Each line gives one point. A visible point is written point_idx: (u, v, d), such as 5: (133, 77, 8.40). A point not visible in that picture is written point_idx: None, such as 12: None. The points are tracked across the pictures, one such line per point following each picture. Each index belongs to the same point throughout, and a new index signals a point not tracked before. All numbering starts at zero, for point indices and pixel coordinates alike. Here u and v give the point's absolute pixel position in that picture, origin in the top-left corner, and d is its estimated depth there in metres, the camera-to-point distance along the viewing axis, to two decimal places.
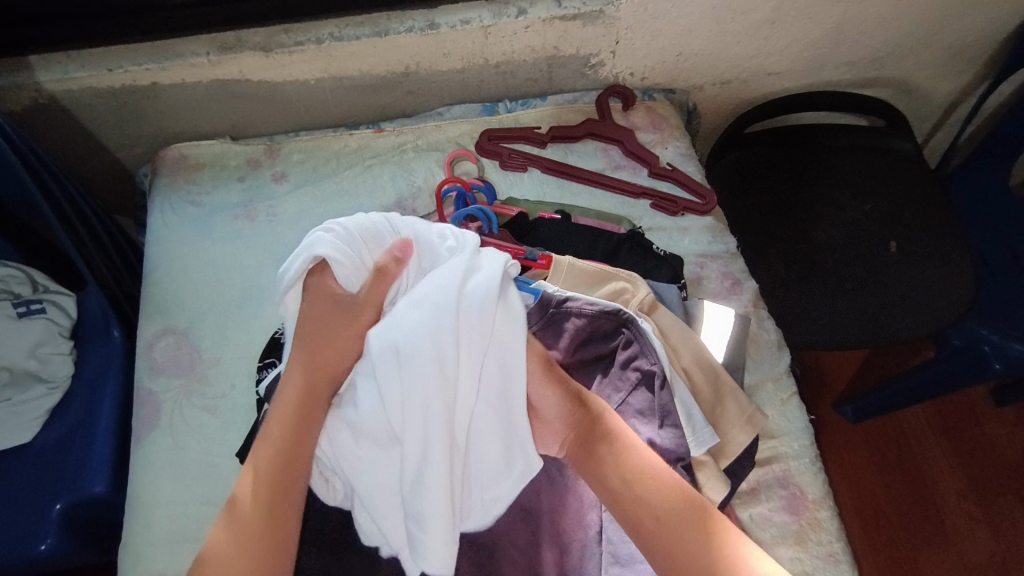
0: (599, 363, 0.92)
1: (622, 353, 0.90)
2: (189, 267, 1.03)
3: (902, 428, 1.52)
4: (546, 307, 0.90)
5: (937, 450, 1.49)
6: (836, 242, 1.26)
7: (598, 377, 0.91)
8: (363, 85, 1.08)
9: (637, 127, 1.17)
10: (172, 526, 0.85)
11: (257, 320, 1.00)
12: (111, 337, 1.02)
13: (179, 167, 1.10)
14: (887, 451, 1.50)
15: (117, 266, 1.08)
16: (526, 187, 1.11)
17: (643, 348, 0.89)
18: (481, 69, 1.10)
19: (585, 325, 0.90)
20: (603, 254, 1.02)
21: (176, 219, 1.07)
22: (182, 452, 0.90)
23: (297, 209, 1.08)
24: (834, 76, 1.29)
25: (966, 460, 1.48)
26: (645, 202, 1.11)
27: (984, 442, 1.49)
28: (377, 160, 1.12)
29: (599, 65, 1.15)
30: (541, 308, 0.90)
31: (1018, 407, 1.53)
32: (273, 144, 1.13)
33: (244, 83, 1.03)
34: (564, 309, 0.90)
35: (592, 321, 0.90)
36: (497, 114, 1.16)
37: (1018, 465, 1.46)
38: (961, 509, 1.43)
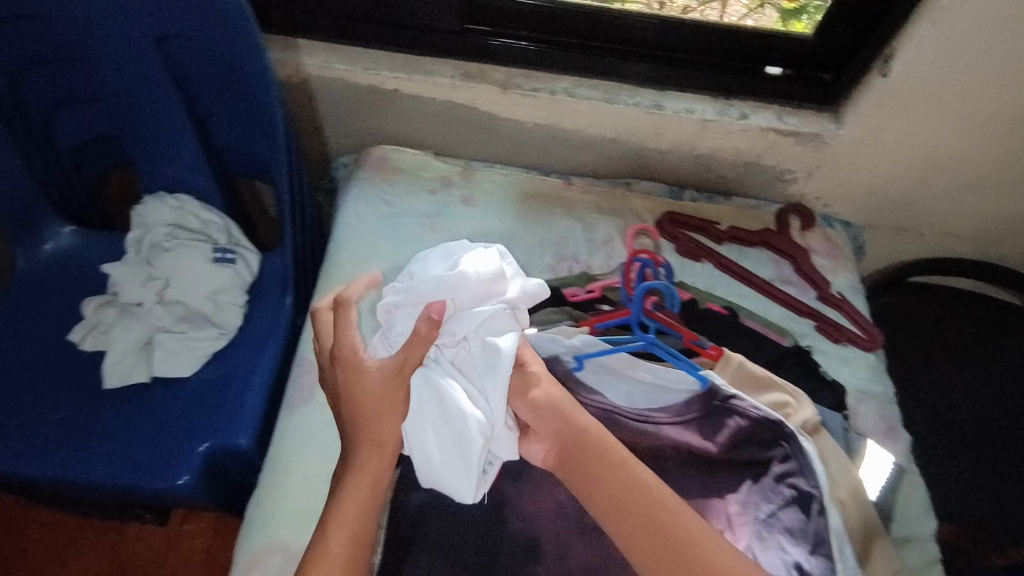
0: (749, 469, 0.90)
1: (776, 466, 0.88)
2: (370, 260, 1.08)
3: None
4: (710, 398, 0.92)
5: None
6: (984, 417, 1.20)
7: (748, 482, 0.88)
8: (572, 140, 1.13)
9: (812, 249, 1.19)
10: (308, 500, 0.86)
11: None
12: (284, 302, 1.04)
13: (381, 167, 1.16)
14: None
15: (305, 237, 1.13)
16: (696, 276, 1.13)
17: (802, 466, 0.88)
18: (684, 155, 1.15)
19: (745, 427, 0.90)
20: (765, 361, 1.02)
21: (368, 214, 1.13)
22: (330, 432, 0.91)
23: (479, 234, 1.13)
24: (1009, 252, 1.29)
25: None
26: (810, 322, 1.10)
27: None
28: (561, 211, 1.16)
29: (791, 181, 1.18)
30: (706, 399, 0.92)
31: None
32: (469, 169, 1.19)
33: (470, 110, 1.09)
34: (729, 406, 0.91)
35: (754, 425, 0.90)
36: (681, 199, 1.20)
37: None
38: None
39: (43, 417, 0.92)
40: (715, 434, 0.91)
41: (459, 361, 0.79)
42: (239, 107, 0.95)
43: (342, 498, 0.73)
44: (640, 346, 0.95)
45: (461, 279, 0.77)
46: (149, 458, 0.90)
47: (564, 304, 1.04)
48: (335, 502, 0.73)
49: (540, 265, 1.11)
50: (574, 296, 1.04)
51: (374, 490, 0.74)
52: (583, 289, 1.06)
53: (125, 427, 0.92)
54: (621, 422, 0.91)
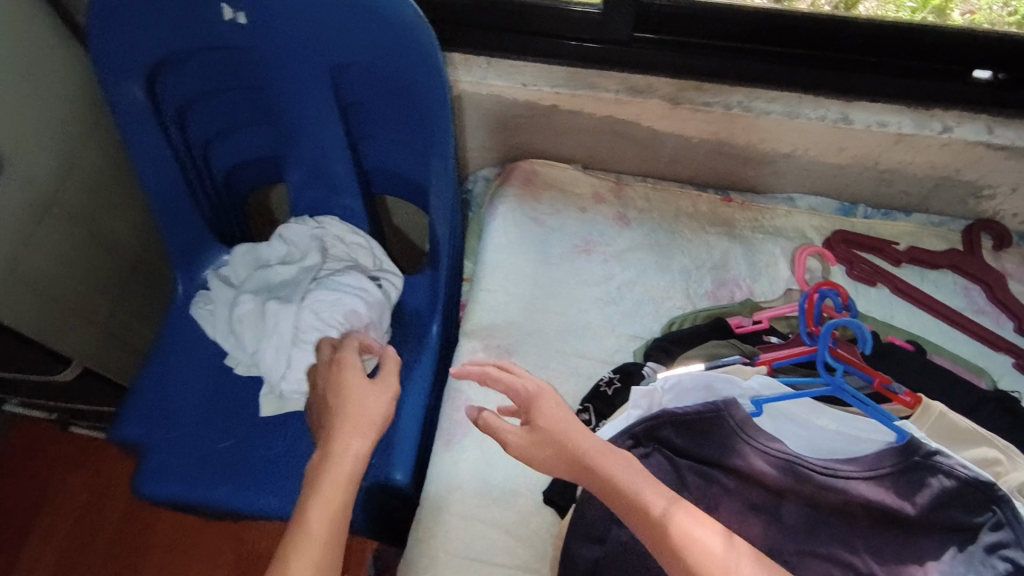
0: (953, 536, 0.79)
1: (984, 535, 0.77)
2: (520, 283, 1.04)
3: None
4: (908, 452, 0.82)
5: None
6: None
7: (953, 549, 0.78)
8: (738, 155, 1.04)
9: (1010, 274, 1.05)
10: (467, 542, 0.85)
11: (576, 358, 0.98)
12: (429, 332, 1.03)
13: (527, 183, 1.11)
14: None
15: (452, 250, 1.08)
16: (872, 304, 1.03)
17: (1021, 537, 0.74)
18: (864, 171, 1.03)
19: (947, 484, 0.80)
20: (961, 408, 0.91)
21: (515, 233, 1.07)
22: (489, 470, 0.89)
23: (632, 255, 1.06)
24: None
25: None
26: (1007, 359, 0.98)
27: None
28: (719, 230, 1.08)
29: (988, 197, 1.04)
30: (903, 453, 0.82)
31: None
32: (619, 183, 1.11)
33: (631, 126, 1.02)
34: (930, 464, 0.81)
35: (960, 487, 0.79)
36: (854, 217, 1.09)
37: None
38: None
39: (202, 437, 0.93)
40: (912, 492, 0.82)
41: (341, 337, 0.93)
42: (399, 133, 0.93)
43: (312, 485, 0.70)
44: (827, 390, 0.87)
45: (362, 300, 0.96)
46: None
47: (731, 336, 0.96)
48: (316, 485, 0.69)
49: (700, 291, 1.03)
50: (740, 327, 0.97)
51: (348, 482, 0.70)
52: (750, 318, 0.98)
53: (274, 458, 0.91)
54: (802, 476, 0.84)
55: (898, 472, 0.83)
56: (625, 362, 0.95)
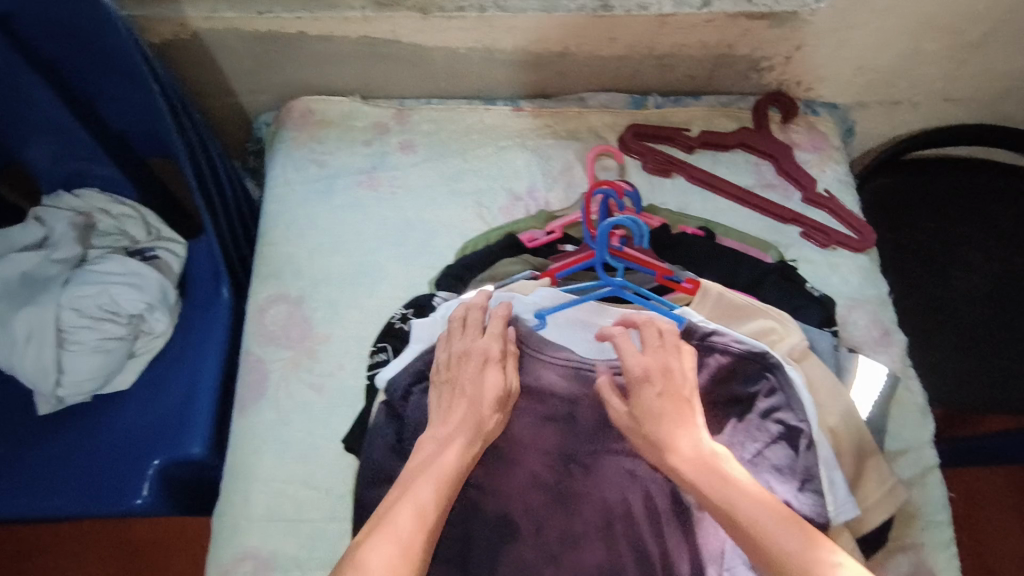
0: (731, 408, 0.84)
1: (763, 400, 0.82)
2: (307, 232, 0.98)
3: None
4: (688, 335, 0.83)
5: None
6: (979, 294, 1.18)
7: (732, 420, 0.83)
8: (513, 61, 0.99)
9: (796, 144, 1.06)
10: (269, 504, 0.85)
11: (370, 300, 0.95)
12: (219, 295, 0.97)
13: (304, 122, 1.03)
14: None
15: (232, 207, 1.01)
16: (668, 196, 1.02)
17: (790, 399, 0.81)
18: (643, 59, 1.00)
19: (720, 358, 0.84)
20: (745, 284, 0.94)
21: (297, 179, 1.01)
22: (287, 429, 0.88)
23: (422, 183, 1.02)
24: (1017, 110, 1.17)
25: None
26: (794, 229, 1.01)
27: None
28: (510, 142, 1.04)
29: (768, 69, 1.04)
30: (684, 339, 0.83)
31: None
32: (403, 109, 1.06)
33: (392, 44, 0.95)
34: (708, 344, 0.83)
35: (736, 361, 0.83)
36: (645, 108, 1.07)
37: None
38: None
39: None
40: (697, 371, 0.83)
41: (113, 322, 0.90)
42: (126, 86, 0.84)
43: (376, 525, 0.65)
44: (607, 292, 0.87)
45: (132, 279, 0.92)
46: (100, 484, 0.87)
47: (523, 252, 0.94)
48: (409, 487, 0.68)
49: (494, 209, 1.00)
50: (533, 241, 0.95)
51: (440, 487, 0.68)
52: (543, 231, 0.96)
53: (59, 458, 0.88)
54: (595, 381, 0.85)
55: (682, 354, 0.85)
56: (419, 296, 0.93)
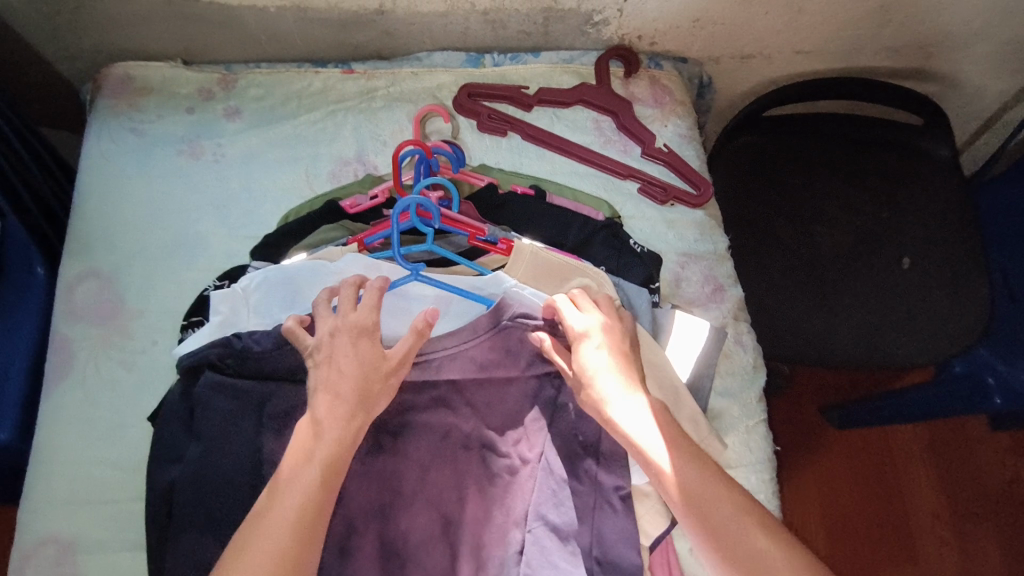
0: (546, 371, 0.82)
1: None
2: (122, 204, 0.95)
3: (888, 442, 1.51)
4: (498, 316, 0.79)
5: (918, 469, 1.49)
6: (841, 249, 1.15)
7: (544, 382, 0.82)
8: (331, 20, 0.97)
9: (637, 99, 1.03)
10: (73, 486, 0.82)
11: (188, 272, 0.92)
12: (35, 273, 0.96)
13: (122, 90, 1.00)
14: (867, 464, 1.50)
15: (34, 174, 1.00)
16: (502, 155, 1.00)
17: None
18: (467, 15, 0.98)
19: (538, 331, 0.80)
20: (575, 242, 0.91)
21: (113, 149, 0.97)
22: (93, 408, 0.85)
23: (246, 150, 0.98)
24: (873, 61, 1.15)
25: (947, 482, 1.48)
26: (632, 185, 0.99)
27: (972, 469, 1.49)
28: (340, 106, 1.01)
29: (602, 23, 1.01)
30: (494, 317, 0.79)
31: (1013, 434, 1.51)
32: (228, 75, 1.02)
33: (194, 3, 0.94)
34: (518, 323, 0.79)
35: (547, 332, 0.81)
36: (482, 67, 1.03)
37: (1002, 493, 1.47)
38: (928, 524, 1.45)
39: None
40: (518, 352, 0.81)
41: None
42: None
43: (258, 523, 0.60)
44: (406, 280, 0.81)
45: None
46: None
47: (344, 218, 0.91)
48: (290, 479, 0.62)
49: (320, 175, 0.97)
50: (354, 207, 0.92)
51: (322, 481, 0.63)
52: (367, 196, 0.93)
53: None
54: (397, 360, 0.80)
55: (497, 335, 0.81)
56: (234, 266, 0.90)
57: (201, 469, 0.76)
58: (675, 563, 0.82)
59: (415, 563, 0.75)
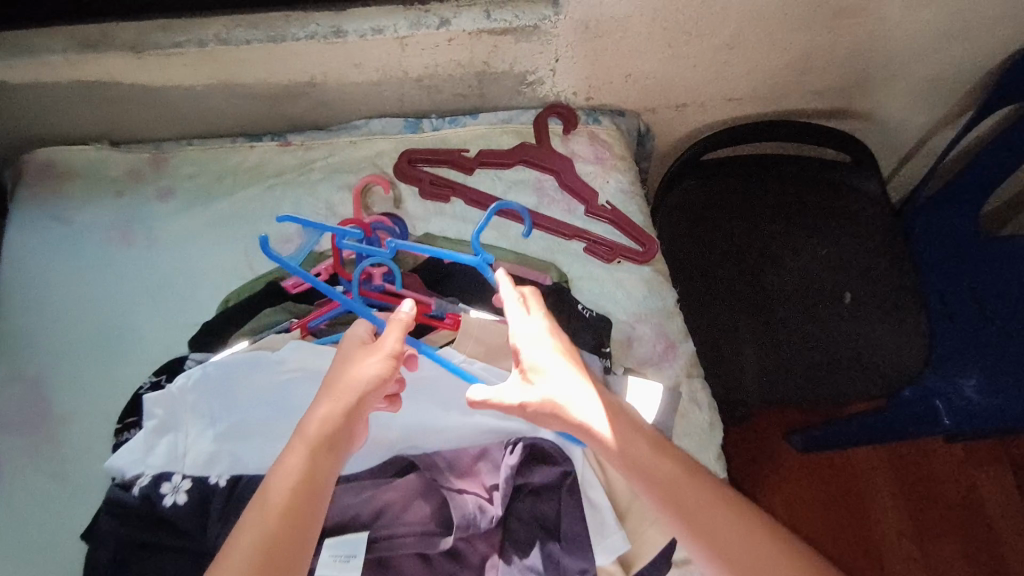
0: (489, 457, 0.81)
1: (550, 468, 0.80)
2: (49, 299, 0.90)
3: (849, 463, 1.53)
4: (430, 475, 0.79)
5: (881, 487, 1.51)
6: (787, 290, 1.17)
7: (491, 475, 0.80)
8: (261, 94, 0.94)
9: (578, 156, 1.04)
10: None
11: (122, 368, 0.87)
12: None
13: (45, 176, 0.96)
14: (833, 486, 1.51)
15: None
16: (446, 222, 0.98)
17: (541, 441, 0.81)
18: (401, 82, 0.96)
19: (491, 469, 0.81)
20: None
21: (38, 240, 0.93)
22: (21, 527, 0.79)
23: (181, 233, 0.95)
24: (802, 103, 1.17)
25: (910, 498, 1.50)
26: (578, 246, 0.98)
27: (931, 481, 1.52)
28: (278, 180, 0.98)
29: (537, 82, 1.01)
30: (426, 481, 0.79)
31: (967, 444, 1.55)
32: (160, 153, 0.99)
33: (115, 85, 0.90)
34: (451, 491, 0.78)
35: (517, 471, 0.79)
36: (420, 132, 1.02)
37: (960, 504, 1.50)
38: (896, 542, 1.47)
39: None
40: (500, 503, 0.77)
41: None
42: None
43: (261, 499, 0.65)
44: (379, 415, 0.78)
45: None
46: None
47: (286, 300, 0.89)
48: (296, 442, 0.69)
49: (260, 254, 0.94)
50: (297, 287, 0.89)
51: (309, 473, 0.67)
52: (311, 274, 0.91)
53: None
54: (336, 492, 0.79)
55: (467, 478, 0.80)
56: (172, 360, 0.86)
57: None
58: None
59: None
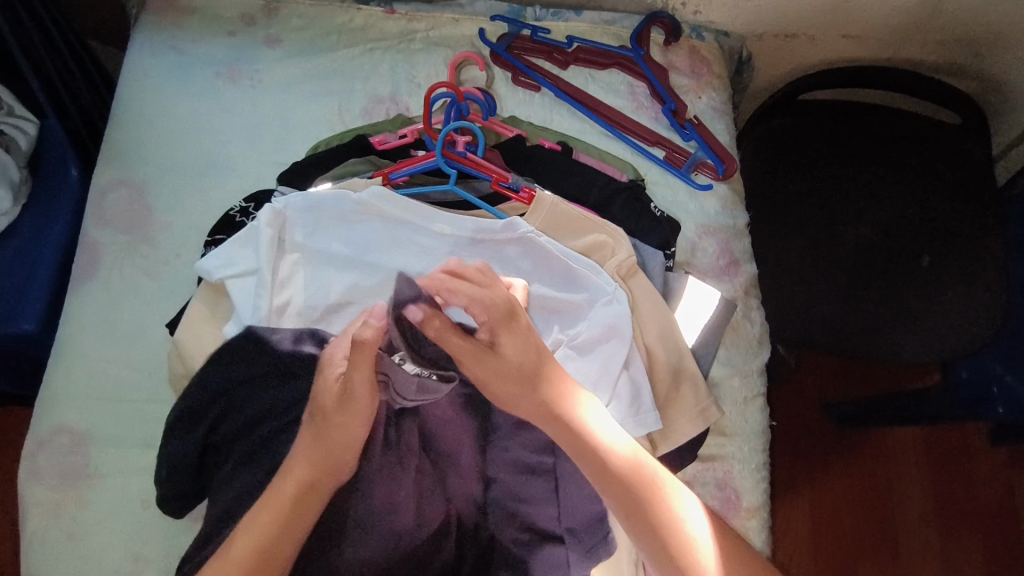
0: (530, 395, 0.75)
1: (596, 347, 0.80)
2: (156, 120, 0.97)
3: (885, 444, 1.48)
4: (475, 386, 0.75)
5: (914, 477, 1.46)
6: (863, 242, 1.14)
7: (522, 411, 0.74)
8: None
9: (674, 67, 1.03)
10: (91, 381, 0.86)
11: (215, 192, 0.94)
12: (68, 176, 0.99)
13: (168, 7, 1.02)
14: (864, 465, 1.47)
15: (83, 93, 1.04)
16: (533, 109, 1.00)
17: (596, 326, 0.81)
18: None
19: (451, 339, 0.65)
20: (595, 200, 0.91)
21: (154, 64, 0.99)
22: (115, 310, 0.89)
23: (282, 79, 1.00)
24: (918, 53, 1.14)
25: (941, 492, 1.45)
26: (657, 153, 0.99)
27: (967, 481, 1.45)
28: (379, 44, 1.02)
29: None
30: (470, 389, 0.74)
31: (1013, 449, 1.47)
32: (272, 3, 1.04)
33: None
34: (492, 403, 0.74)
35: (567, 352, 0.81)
36: (522, 19, 1.04)
37: (993, 505, 1.43)
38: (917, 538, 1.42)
39: None
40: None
41: None
42: None
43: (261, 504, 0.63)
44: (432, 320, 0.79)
45: None
46: None
47: (370, 154, 0.93)
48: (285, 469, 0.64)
49: (352, 111, 0.99)
50: (383, 144, 0.93)
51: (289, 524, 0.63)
52: (396, 135, 0.94)
53: None
54: None
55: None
56: (261, 190, 0.93)
57: None
58: None
59: (403, 507, 0.70)
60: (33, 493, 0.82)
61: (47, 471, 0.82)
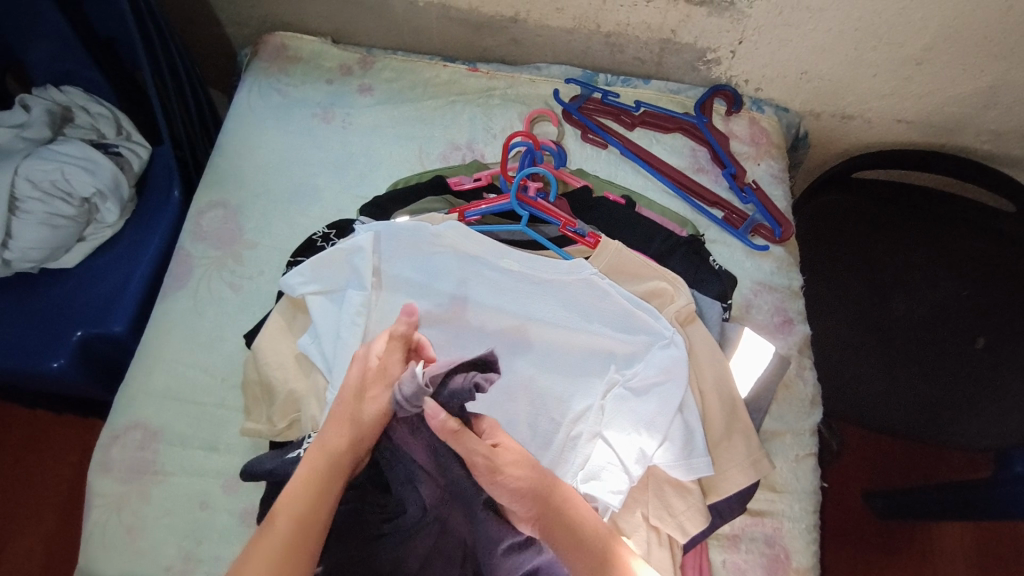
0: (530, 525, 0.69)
1: (652, 391, 0.81)
2: (255, 151, 1.07)
3: (932, 539, 1.41)
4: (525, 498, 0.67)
5: None
6: (915, 319, 1.14)
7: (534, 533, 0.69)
8: (469, 20, 1.11)
9: (735, 136, 1.10)
10: (168, 382, 0.91)
11: (301, 218, 1.02)
12: (170, 196, 1.11)
13: (277, 55, 1.14)
14: (909, 560, 1.39)
15: (193, 125, 1.16)
16: (599, 165, 1.07)
17: (652, 369, 0.82)
18: (591, 34, 1.09)
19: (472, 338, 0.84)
20: (656, 251, 0.95)
21: (259, 103, 1.10)
22: (199, 318, 0.95)
23: (371, 124, 1.09)
24: (973, 141, 1.18)
25: None
26: (716, 213, 1.04)
27: None
28: (460, 98, 1.11)
29: (714, 61, 1.09)
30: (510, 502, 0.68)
31: None
32: (369, 57, 1.15)
33: None
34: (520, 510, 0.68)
35: (626, 394, 0.81)
36: (594, 84, 1.12)
37: None
38: None
39: None
40: (611, 414, 0.81)
41: (46, 191, 0.98)
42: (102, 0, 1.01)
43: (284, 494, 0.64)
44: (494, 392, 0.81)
45: (84, 172, 1.00)
46: (27, 343, 0.99)
47: (447, 193, 0.99)
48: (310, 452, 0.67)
49: (431, 155, 1.07)
50: (458, 185, 1.00)
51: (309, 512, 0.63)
52: (471, 178, 1.00)
53: (12, 310, 1.02)
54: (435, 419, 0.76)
55: (580, 383, 0.85)
56: (343, 219, 1.00)
57: (293, 388, 0.85)
58: (706, 569, 0.83)
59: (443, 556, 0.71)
60: (100, 485, 0.85)
61: (116, 463, 0.86)
